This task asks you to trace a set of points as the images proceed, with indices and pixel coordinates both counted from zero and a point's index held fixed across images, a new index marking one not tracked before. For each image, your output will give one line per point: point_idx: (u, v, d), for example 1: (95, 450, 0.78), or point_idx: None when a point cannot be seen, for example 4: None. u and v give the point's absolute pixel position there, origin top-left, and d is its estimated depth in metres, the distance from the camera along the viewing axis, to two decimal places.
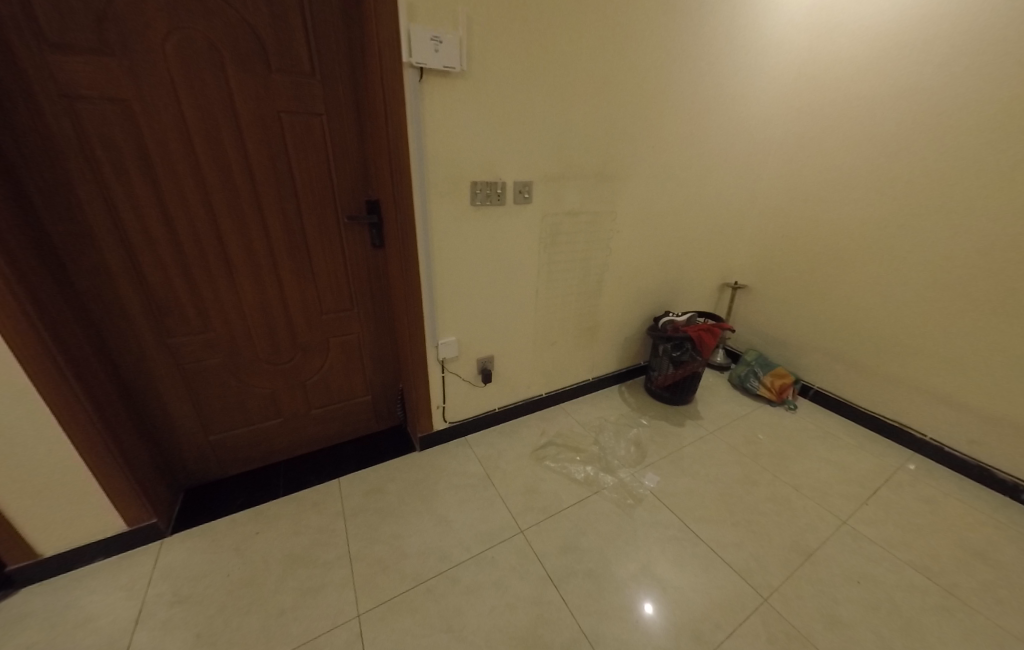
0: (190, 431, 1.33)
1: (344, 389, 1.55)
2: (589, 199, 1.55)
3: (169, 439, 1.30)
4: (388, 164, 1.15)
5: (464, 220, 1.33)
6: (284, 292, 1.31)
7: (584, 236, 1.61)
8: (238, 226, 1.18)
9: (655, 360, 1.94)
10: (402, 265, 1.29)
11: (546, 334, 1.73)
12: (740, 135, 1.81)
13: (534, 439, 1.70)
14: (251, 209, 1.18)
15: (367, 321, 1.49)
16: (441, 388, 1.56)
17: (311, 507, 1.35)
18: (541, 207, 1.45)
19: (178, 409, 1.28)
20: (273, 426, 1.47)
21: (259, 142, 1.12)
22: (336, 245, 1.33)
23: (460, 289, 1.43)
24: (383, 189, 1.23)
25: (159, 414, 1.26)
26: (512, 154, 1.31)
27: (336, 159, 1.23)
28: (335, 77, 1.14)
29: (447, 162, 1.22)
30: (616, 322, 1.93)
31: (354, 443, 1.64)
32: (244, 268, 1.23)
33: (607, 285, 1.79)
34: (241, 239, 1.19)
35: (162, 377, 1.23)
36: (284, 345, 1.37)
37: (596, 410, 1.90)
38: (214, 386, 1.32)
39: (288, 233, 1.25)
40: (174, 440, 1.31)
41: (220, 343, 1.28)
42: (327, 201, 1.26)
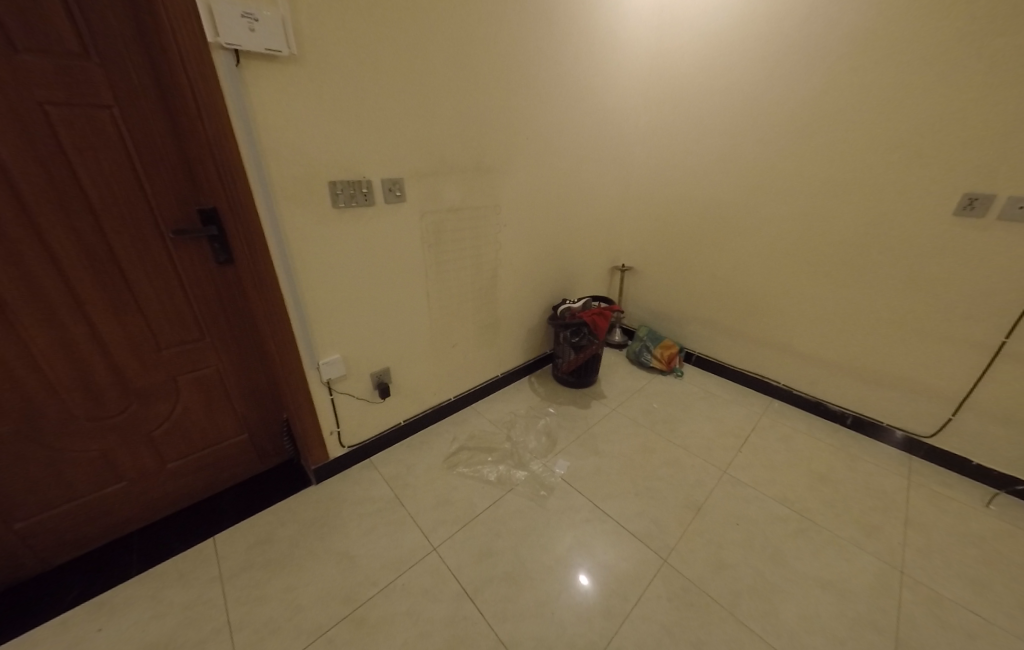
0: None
1: (208, 432, 1.32)
2: (469, 194, 1.50)
3: None
4: (213, 167, 0.98)
5: (327, 225, 1.19)
6: (98, 330, 1.05)
7: (470, 233, 1.57)
8: (4, 255, 0.90)
9: (559, 347, 1.98)
10: (256, 284, 1.13)
11: (444, 337, 1.66)
12: (606, 126, 1.90)
13: (445, 448, 1.63)
14: (23, 231, 0.91)
15: (226, 350, 1.27)
16: (332, 411, 1.41)
17: (176, 580, 1.13)
18: (416, 206, 1.37)
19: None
20: (112, 493, 1.19)
21: (16, 143, 0.86)
22: (165, 265, 1.10)
23: (335, 302, 1.29)
24: (216, 197, 1.05)
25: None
26: (373, 150, 1.20)
27: (145, 162, 1.00)
28: (123, 59, 0.92)
29: (294, 160, 1.07)
30: (517, 316, 1.93)
31: (232, 492, 1.42)
32: (27, 308, 0.95)
33: (501, 279, 1.77)
34: (11, 268, 0.92)
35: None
36: (111, 395, 1.11)
37: (507, 406, 1.89)
38: (4, 463, 1.01)
39: (89, 259, 1.00)
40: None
41: (6, 407, 0.98)
42: (142, 214, 1.03)
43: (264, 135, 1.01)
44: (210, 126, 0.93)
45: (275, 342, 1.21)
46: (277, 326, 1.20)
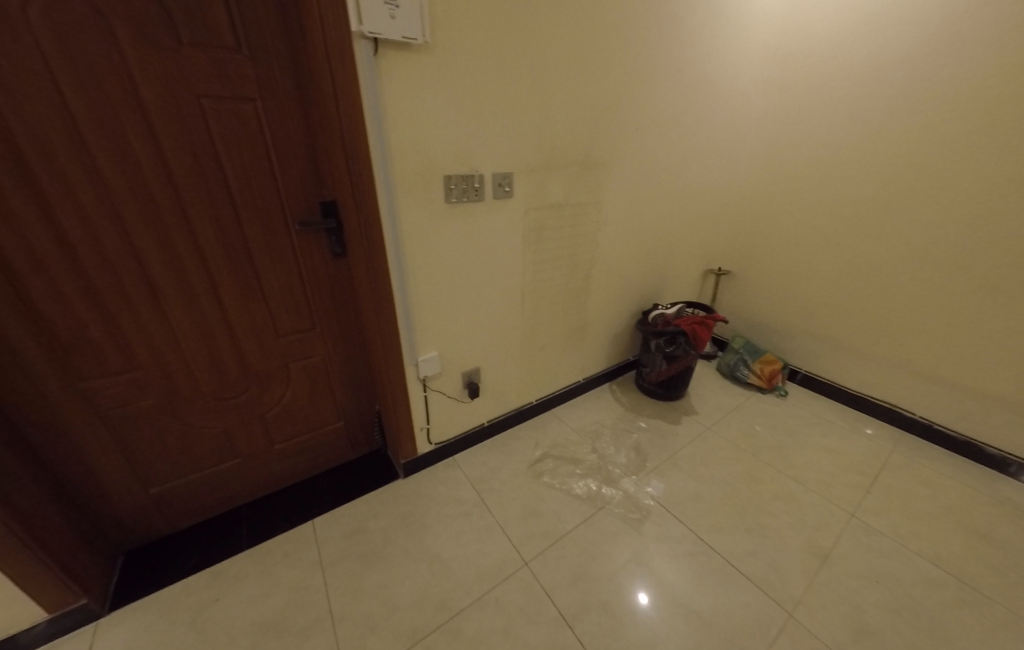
0: (123, 488, 1.11)
1: (311, 418, 1.36)
2: (573, 190, 1.41)
3: (96, 500, 1.08)
4: (341, 160, 0.97)
5: (438, 220, 1.16)
6: (229, 316, 1.11)
7: (570, 230, 1.48)
8: (160, 242, 0.97)
9: (648, 356, 1.85)
10: (368, 278, 1.12)
11: (533, 339, 1.59)
12: (721, 115, 1.71)
13: (529, 454, 1.57)
14: (175, 220, 0.97)
15: (333, 340, 1.30)
16: (424, 408, 1.41)
17: (281, 559, 1.17)
18: (522, 201, 1.30)
19: (106, 465, 1.07)
20: (229, 469, 1.26)
21: (175, 135, 0.91)
22: (288, 255, 1.14)
23: (437, 299, 1.27)
24: (340, 191, 1.05)
25: (78, 475, 1.03)
26: (488, 143, 1.15)
27: (279, 154, 1.03)
28: (268, 51, 0.94)
29: (414, 153, 1.05)
30: (605, 320, 1.82)
31: (327, 477, 1.46)
32: (174, 291, 1.02)
33: (595, 280, 1.67)
34: (164, 254, 0.98)
35: (78, 431, 1.00)
36: (234, 377, 1.17)
37: (589, 414, 1.79)
38: (148, 434, 1.10)
39: (226, 247, 1.05)
40: (105, 501, 1.09)
41: (151, 383, 1.06)
42: (273, 205, 1.07)
43: (390, 126, 0.98)
44: (343, 117, 0.91)
45: (380, 337, 1.21)
46: (384, 321, 1.19)
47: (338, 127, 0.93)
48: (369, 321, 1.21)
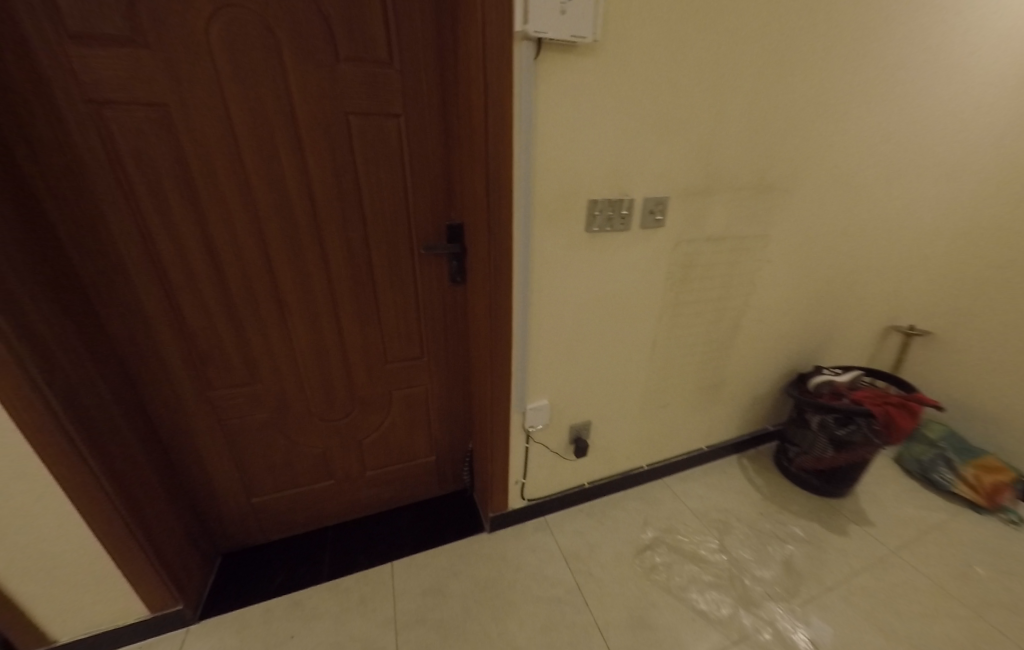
0: (229, 494, 1.13)
1: (404, 446, 1.30)
2: (737, 220, 1.14)
3: (207, 501, 1.11)
4: (479, 185, 0.88)
5: (575, 250, 1.03)
6: (345, 337, 1.09)
7: (724, 269, 1.20)
8: (294, 260, 0.96)
9: (802, 432, 1.42)
10: (487, 313, 1.02)
11: (656, 393, 1.33)
12: (948, 128, 1.27)
13: (635, 534, 1.30)
14: (310, 239, 0.95)
15: (437, 370, 1.24)
16: (523, 461, 1.25)
17: (357, 606, 1.08)
18: (673, 234, 1.10)
19: (219, 470, 1.09)
20: (323, 489, 1.24)
21: (321, 153, 0.88)
22: (407, 278, 1.09)
23: (557, 337, 1.12)
24: (472, 217, 0.97)
25: (195, 476, 1.07)
26: (642, 165, 0.97)
27: (414, 174, 0.97)
28: (418, 65, 0.87)
29: (557, 179, 0.92)
30: (747, 380, 1.46)
31: (412, 510, 1.38)
32: (300, 309, 1.01)
33: (742, 331, 1.34)
34: (296, 273, 0.97)
35: (201, 435, 1.04)
36: (341, 399, 1.16)
37: (714, 496, 1.43)
38: (258, 446, 1.11)
39: (352, 268, 1.02)
40: (214, 503, 1.12)
41: (268, 397, 1.07)
42: (401, 227, 1.02)
43: (537, 147, 0.87)
44: (489, 140, 0.82)
45: (489, 376, 1.09)
46: (497, 360, 1.07)
47: (482, 151, 0.84)
48: (480, 355, 1.12)
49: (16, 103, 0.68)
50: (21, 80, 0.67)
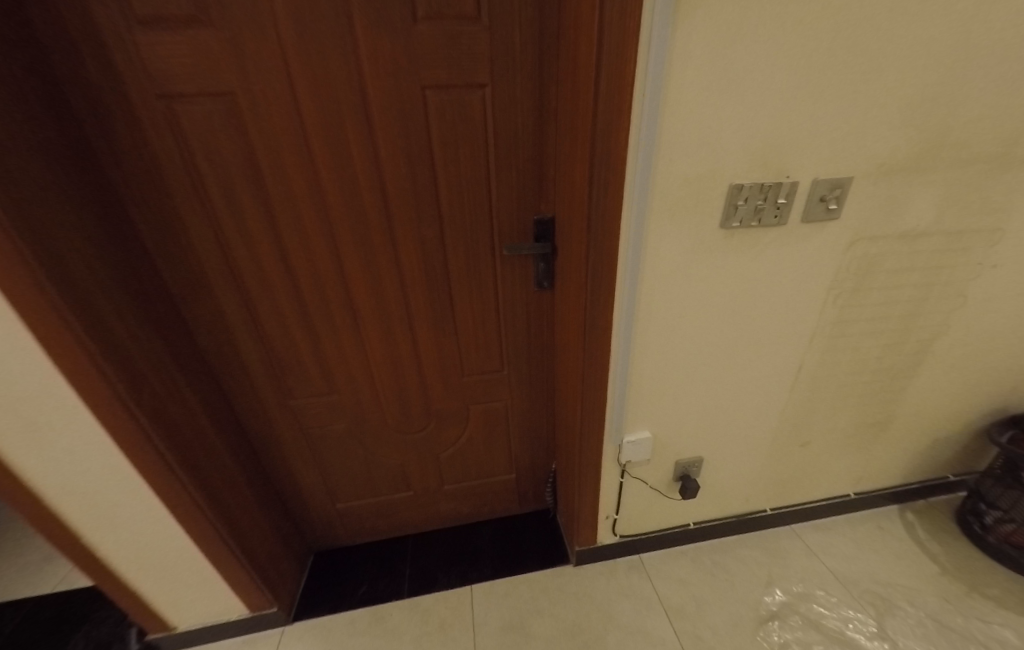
0: (317, 498, 1.15)
1: (483, 466, 1.24)
2: (959, 203, 0.80)
3: (298, 503, 1.14)
4: (579, 170, 0.70)
5: (705, 250, 0.78)
6: (420, 349, 1.01)
7: (920, 272, 0.87)
8: (366, 264, 0.87)
9: (1015, 495, 1.02)
10: (580, 329, 0.84)
11: (793, 427, 1.05)
12: None
13: (757, 595, 1.06)
14: (382, 240, 0.85)
15: (518, 386, 1.12)
16: (616, 496, 1.08)
17: (436, 631, 1.03)
18: (850, 226, 0.79)
19: (305, 475, 1.10)
20: (402, 500, 1.23)
21: (393, 139, 0.75)
22: (488, 286, 0.96)
23: (671, 360, 0.90)
24: (569, 209, 0.79)
25: (285, 480, 1.10)
26: (814, 133, 0.70)
27: (499, 161, 0.81)
28: (512, 20, 0.69)
29: (689, 159, 0.69)
30: (925, 416, 1.10)
31: (489, 528, 1.30)
32: (374, 317, 0.94)
33: (934, 355, 0.98)
34: (370, 280, 0.88)
35: (285, 441, 1.04)
36: (417, 412, 1.11)
37: (864, 559, 1.12)
38: (339, 455, 1.11)
39: (427, 273, 0.91)
40: (304, 506, 1.15)
41: (345, 407, 1.04)
42: (482, 224, 0.87)
43: (665, 116, 0.64)
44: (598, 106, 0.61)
45: (578, 400, 0.92)
46: (595, 385, 0.89)
47: (587, 123, 0.64)
48: (570, 374, 0.96)
49: (97, 106, 0.64)
50: (100, 79, 0.63)
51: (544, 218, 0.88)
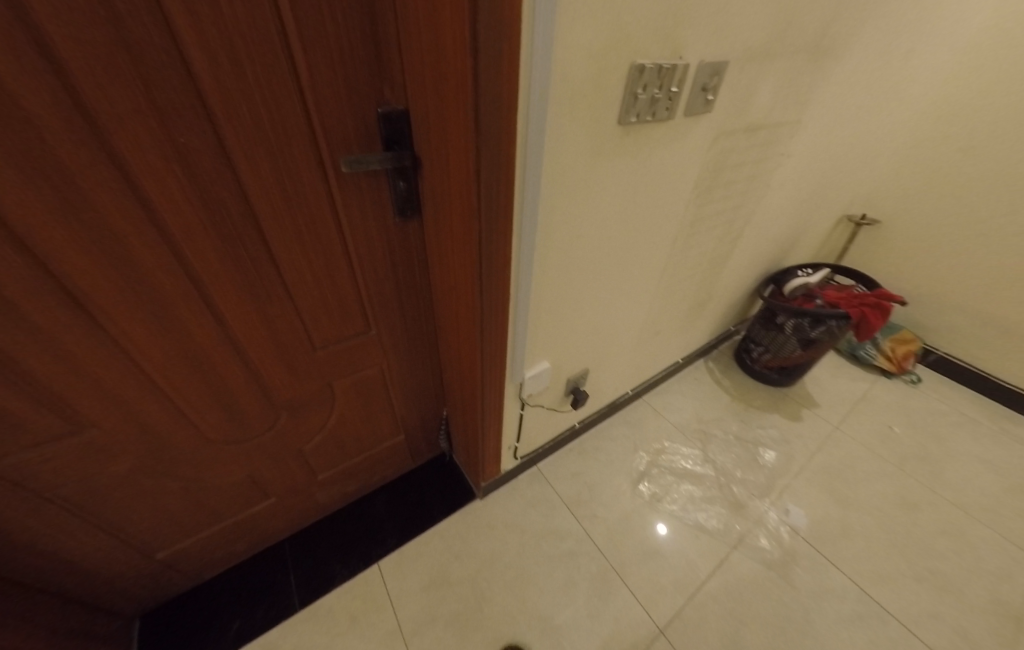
0: (119, 557, 0.81)
1: (364, 439, 1.05)
2: (783, 97, 0.89)
3: (81, 578, 0.78)
4: (450, 32, 0.46)
5: (603, 154, 0.67)
6: (234, 328, 0.69)
7: (749, 168, 0.98)
8: (52, 194, 0.48)
9: (772, 335, 1.43)
10: (468, 268, 0.67)
11: (652, 321, 1.19)
12: None
13: (631, 462, 1.28)
14: (74, 148, 0.47)
15: (393, 343, 0.92)
16: (517, 426, 1.06)
17: (348, 626, 0.93)
18: (716, 122, 0.80)
19: (78, 537, 0.74)
20: (262, 510, 0.97)
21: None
22: (322, 225, 0.68)
23: (565, 284, 0.83)
24: (439, 99, 0.55)
25: (39, 561, 0.71)
26: (707, 5, 0.61)
27: (295, 18, 0.50)
28: None
29: (592, 25, 0.52)
30: (729, 289, 1.40)
31: (383, 495, 1.18)
32: (112, 291, 0.57)
33: (743, 239, 1.20)
34: (88, 230, 0.52)
35: (14, 509, 0.64)
36: (255, 411, 0.81)
37: (689, 405, 1.47)
38: (138, 496, 0.76)
39: (209, 210, 0.58)
40: (95, 575, 0.80)
41: (121, 436, 0.68)
42: (290, 121, 0.57)
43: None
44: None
45: (470, 347, 0.81)
46: (494, 327, 0.77)
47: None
48: (458, 322, 0.81)
49: None
50: None
51: (397, 108, 0.63)
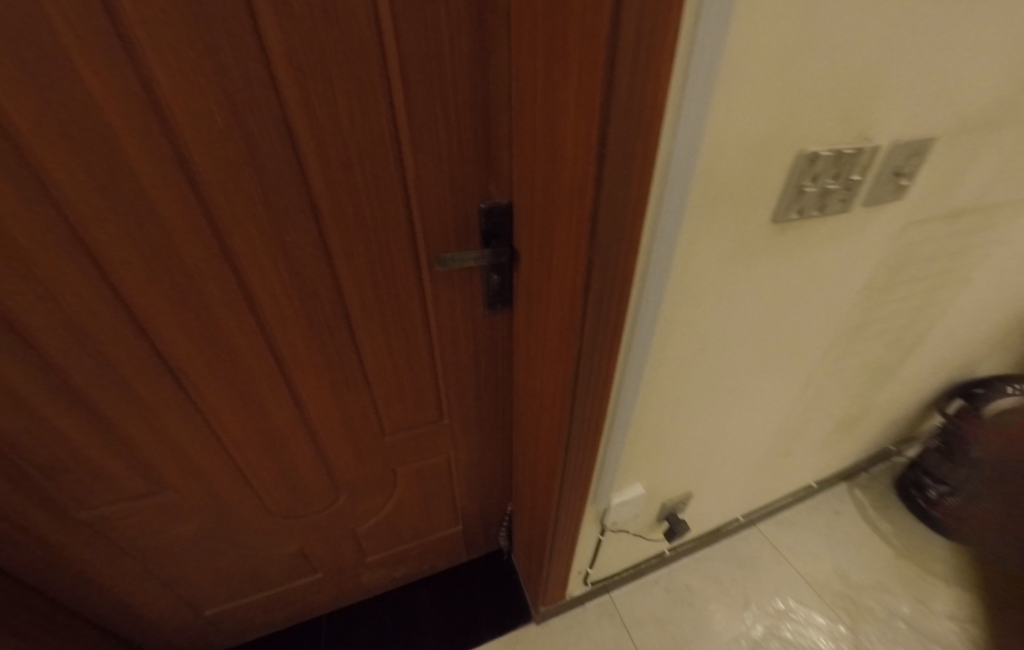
0: (172, 611, 0.80)
1: (420, 527, 0.95)
2: (1011, 174, 0.65)
3: (136, 625, 0.78)
4: (572, 133, 0.39)
5: (748, 256, 0.53)
6: (309, 408, 0.67)
7: (946, 261, 0.74)
8: (170, 286, 0.50)
9: (964, 472, 1.04)
10: (560, 377, 0.56)
11: (784, 440, 0.93)
12: None
13: (740, 622, 0.98)
14: (196, 246, 0.49)
15: (465, 433, 0.83)
16: (593, 551, 0.88)
17: None
18: (908, 210, 0.61)
19: (142, 589, 0.74)
20: (308, 586, 0.91)
21: (178, 46, 0.38)
22: (407, 311, 0.64)
23: (678, 397, 0.67)
24: (549, 198, 0.47)
25: (106, 605, 0.73)
26: (918, 75, 0.45)
27: (408, 124, 0.50)
28: None
29: (754, 119, 0.41)
30: (894, 402, 1.06)
31: (431, 588, 1.05)
32: (205, 371, 0.57)
33: (924, 344, 0.91)
34: (194, 318, 0.53)
35: (97, 559, 0.67)
36: (316, 491, 0.76)
37: (827, 551, 1.11)
38: (198, 561, 0.75)
39: (303, 298, 0.57)
40: (150, 624, 0.80)
41: (192, 504, 0.68)
42: (390, 215, 0.55)
43: (732, 29, 0.34)
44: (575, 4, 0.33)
45: (549, 458, 0.68)
46: (583, 442, 0.63)
47: (573, 40, 0.35)
48: (539, 427, 0.69)
49: None
50: None
51: (501, 203, 0.59)
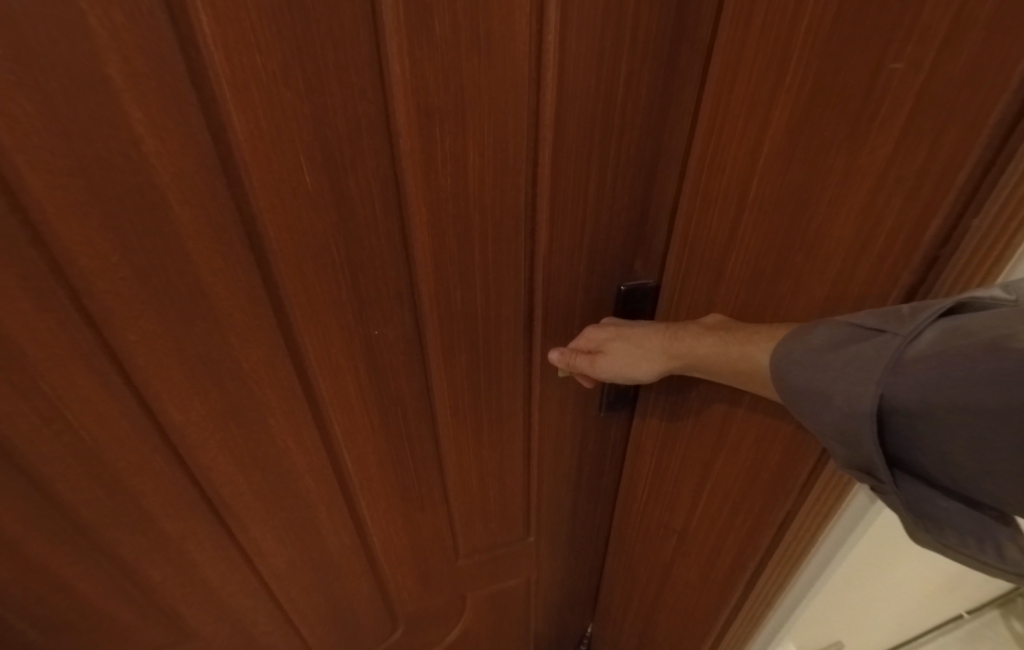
0: None
1: None
2: None
3: None
4: (865, 228, 0.27)
5: None
6: (378, 529, 0.54)
7: None
8: (227, 405, 0.38)
9: None
10: (760, 519, 0.41)
11: (952, 563, 0.73)
12: None
13: None
14: (266, 358, 0.37)
15: (552, 548, 0.68)
16: None
17: None
18: None
19: None
20: None
21: (269, 80, 0.26)
22: (508, 421, 0.51)
23: (884, 549, 0.49)
24: (765, 294, 0.35)
25: None
26: None
27: (553, 208, 0.38)
28: None
29: None
30: None
31: None
32: (251, 495, 0.44)
33: None
34: (254, 441, 0.41)
35: None
36: (370, 620, 0.62)
37: None
38: None
39: (389, 412, 0.45)
40: None
41: None
42: (506, 299, 0.42)
43: None
44: (951, 40, 0.20)
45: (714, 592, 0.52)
46: (762, 598, 0.47)
47: (916, 99, 0.22)
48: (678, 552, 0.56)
49: None
50: None
51: (646, 284, 0.46)
